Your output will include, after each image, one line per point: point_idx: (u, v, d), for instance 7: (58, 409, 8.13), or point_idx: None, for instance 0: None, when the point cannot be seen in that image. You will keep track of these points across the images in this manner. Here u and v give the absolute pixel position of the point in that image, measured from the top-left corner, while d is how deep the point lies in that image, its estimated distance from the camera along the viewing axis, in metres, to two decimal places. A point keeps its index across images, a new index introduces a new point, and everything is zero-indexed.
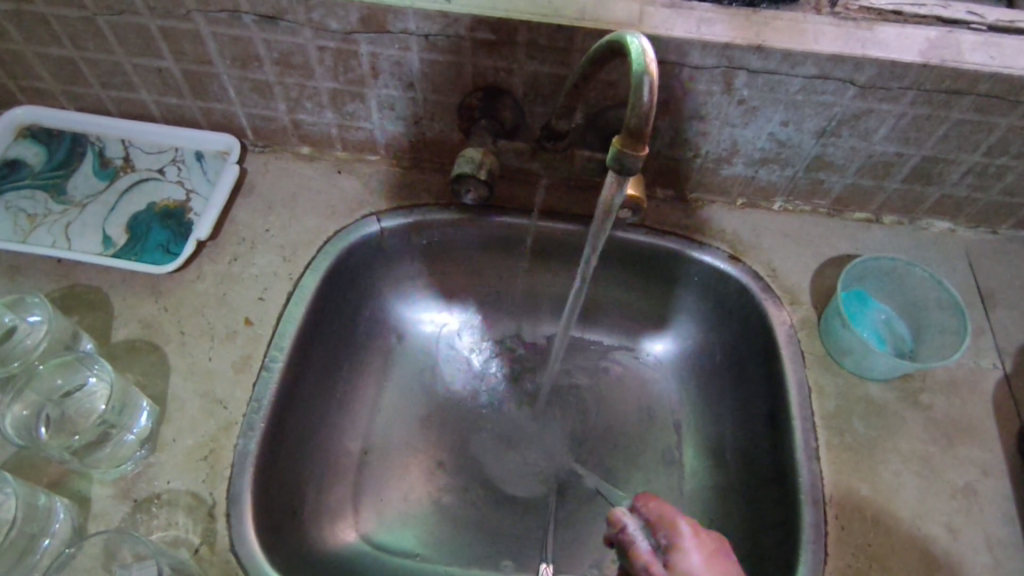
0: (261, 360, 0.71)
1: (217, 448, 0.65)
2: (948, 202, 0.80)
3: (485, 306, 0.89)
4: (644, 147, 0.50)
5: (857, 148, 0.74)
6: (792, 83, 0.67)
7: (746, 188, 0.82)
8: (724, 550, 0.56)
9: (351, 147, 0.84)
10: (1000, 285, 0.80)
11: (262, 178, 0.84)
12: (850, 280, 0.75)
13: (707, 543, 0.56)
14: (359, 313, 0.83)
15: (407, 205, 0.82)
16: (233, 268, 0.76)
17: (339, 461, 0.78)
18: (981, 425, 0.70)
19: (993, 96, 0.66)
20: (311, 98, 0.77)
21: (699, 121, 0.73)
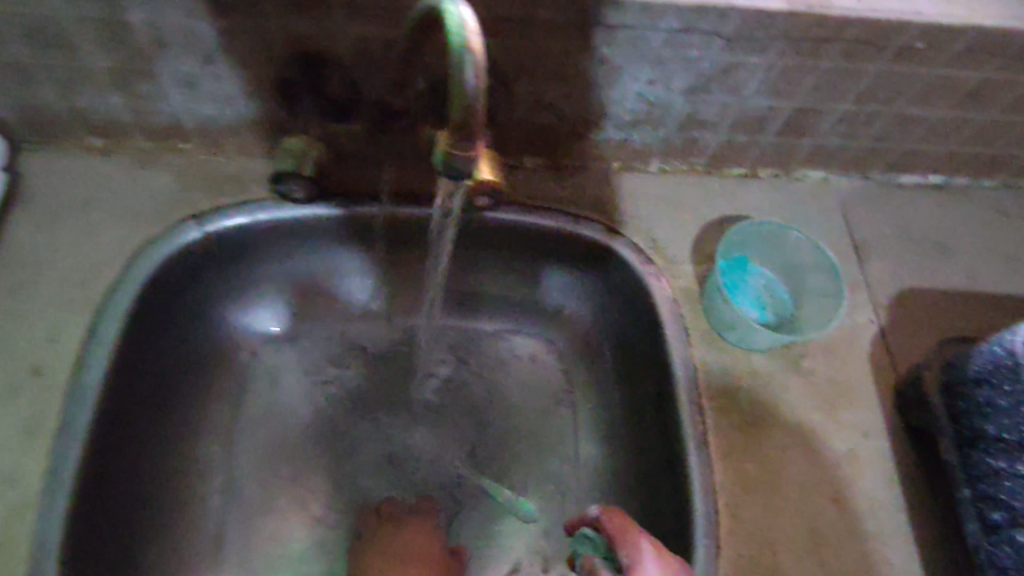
0: (58, 417, 0.58)
1: (10, 537, 0.53)
2: (821, 152, 0.77)
3: (347, 307, 0.78)
4: (479, 142, 0.41)
5: (729, 104, 0.68)
6: (655, 37, 0.59)
7: (620, 151, 0.75)
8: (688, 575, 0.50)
9: (155, 135, 0.69)
10: (873, 233, 0.79)
11: (43, 182, 0.67)
12: (730, 247, 0.71)
13: (672, 567, 0.50)
14: (191, 334, 0.71)
15: (232, 201, 0.68)
16: (13, 304, 0.61)
17: (184, 510, 0.67)
18: (862, 384, 0.69)
19: (862, 43, 0.61)
20: (87, 80, 0.61)
21: (560, 84, 0.64)
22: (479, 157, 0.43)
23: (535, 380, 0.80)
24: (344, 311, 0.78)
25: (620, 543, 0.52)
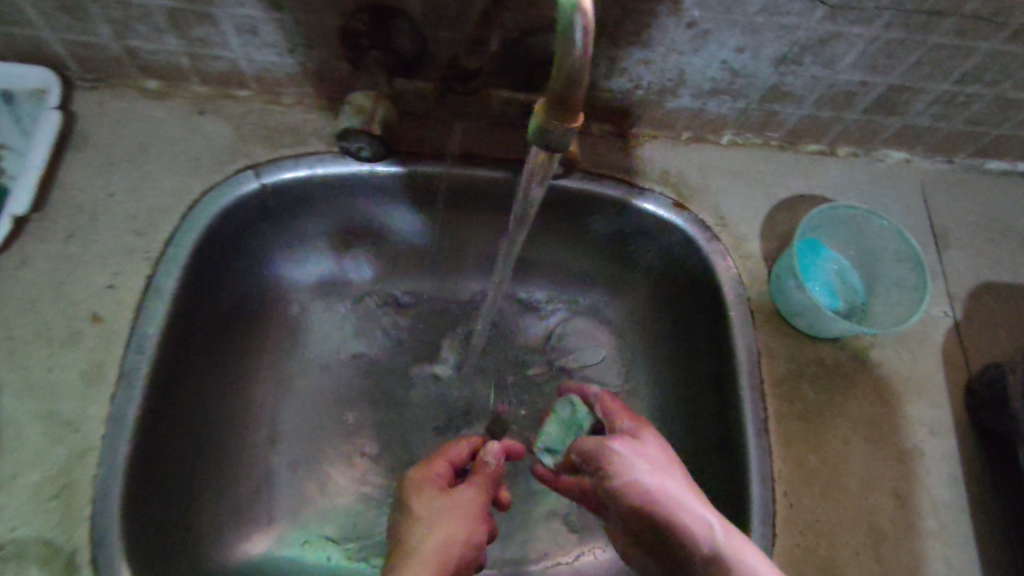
0: (118, 365, 0.57)
1: (72, 481, 0.54)
2: (908, 132, 0.72)
3: (401, 268, 0.78)
4: (577, 113, 0.39)
5: (819, 77, 0.64)
6: (752, 2, 0.54)
7: (693, 121, 0.71)
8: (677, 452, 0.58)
9: (212, 80, 0.66)
10: (955, 220, 0.75)
11: (97, 125, 0.65)
12: (806, 229, 0.67)
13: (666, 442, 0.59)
14: (245, 287, 0.70)
15: (290, 154, 0.66)
16: (69, 248, 0.60)
17: (234, 462, 0.67)
18: (932, 380, 0.67)
19: (979, 18, 0.56)
20: (143, 20, 0.58)
21: (640, 47, 0.60)
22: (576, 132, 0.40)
23: (585, 351, 0.78)
24: (387, 271, 0.77)
25: (618, 419, 0.60)
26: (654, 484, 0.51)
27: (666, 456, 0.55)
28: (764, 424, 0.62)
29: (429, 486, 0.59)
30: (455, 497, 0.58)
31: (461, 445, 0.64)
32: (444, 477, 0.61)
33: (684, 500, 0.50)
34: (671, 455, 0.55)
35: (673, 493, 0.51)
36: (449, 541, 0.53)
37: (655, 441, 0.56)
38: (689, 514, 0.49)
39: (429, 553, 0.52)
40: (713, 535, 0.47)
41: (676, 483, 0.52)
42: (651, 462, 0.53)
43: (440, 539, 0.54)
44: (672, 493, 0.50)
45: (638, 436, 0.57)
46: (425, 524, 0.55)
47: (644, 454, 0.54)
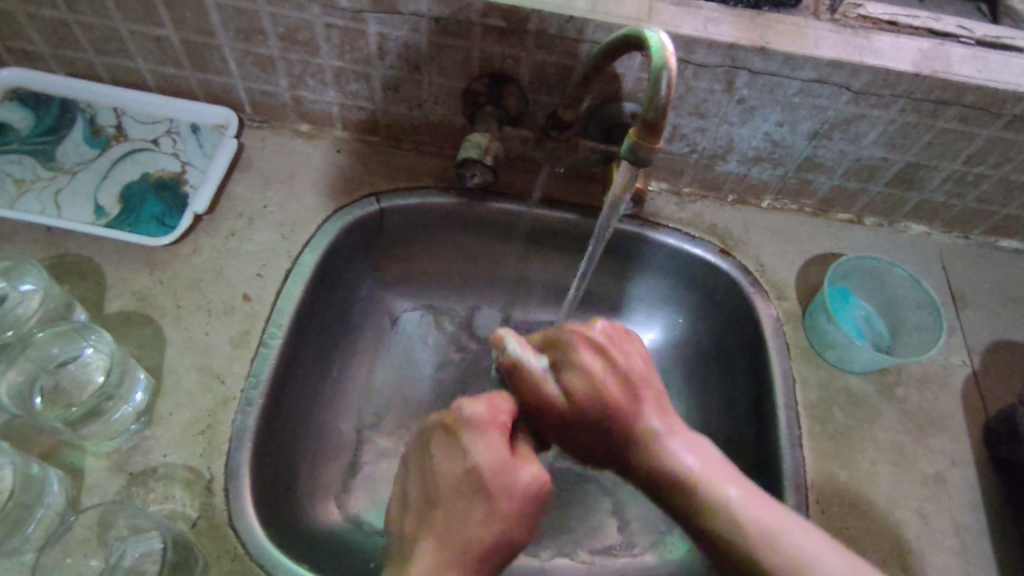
0: (259, 336, 0.71)
1: (215, 423, 0.65)
2: (927, 207, 0.84)
3: (479, 294, 0.90)
4: (662, 135, 0.54)
5: (847, 151, 0.77)
6: (791, 85, 0.69)
7: (738, 185, 0.85)
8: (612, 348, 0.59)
9: (350, 126, 0.83)
10: (971, 286, 0.85)
11: (259, 154, 0.83)
12: (835, 277, 0.80)
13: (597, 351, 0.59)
14: (354, 294, 0.83)
15: (407, 186, 0.82)
16: (230, 243, 0.76)
17: (331, 438, 0.76)
18: (952, 418, 0.75)
19: (978, 107, 0.69)
20: (314, 75, 0.76)
21: (699, 117, 0.75)
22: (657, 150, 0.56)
23: None
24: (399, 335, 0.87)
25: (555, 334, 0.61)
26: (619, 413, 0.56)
27: (623, 370, 0.58)
28: (797, 439, 0.71)
29: (492, 454, 0.52)
30: (522, 476, 0.52)
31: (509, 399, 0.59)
32: (506, 421, 0.55)
33: (647, 424, 0.56)
34: (628, 362, 0.58)
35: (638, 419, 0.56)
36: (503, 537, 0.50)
37: (605, 350, 0.59)
38: (654, 442, 0.55)
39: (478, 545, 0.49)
40: (675, 460, 0.54)
41: (636, 401, 0.57)
42: (609, 382, 0.57)
43: (495, 531, 0.50)
44: (634, 416, 0.56)
45: (576, 353, 0.59)
46: (484, 509, 0.51)
47: (596, 379, 0.57)
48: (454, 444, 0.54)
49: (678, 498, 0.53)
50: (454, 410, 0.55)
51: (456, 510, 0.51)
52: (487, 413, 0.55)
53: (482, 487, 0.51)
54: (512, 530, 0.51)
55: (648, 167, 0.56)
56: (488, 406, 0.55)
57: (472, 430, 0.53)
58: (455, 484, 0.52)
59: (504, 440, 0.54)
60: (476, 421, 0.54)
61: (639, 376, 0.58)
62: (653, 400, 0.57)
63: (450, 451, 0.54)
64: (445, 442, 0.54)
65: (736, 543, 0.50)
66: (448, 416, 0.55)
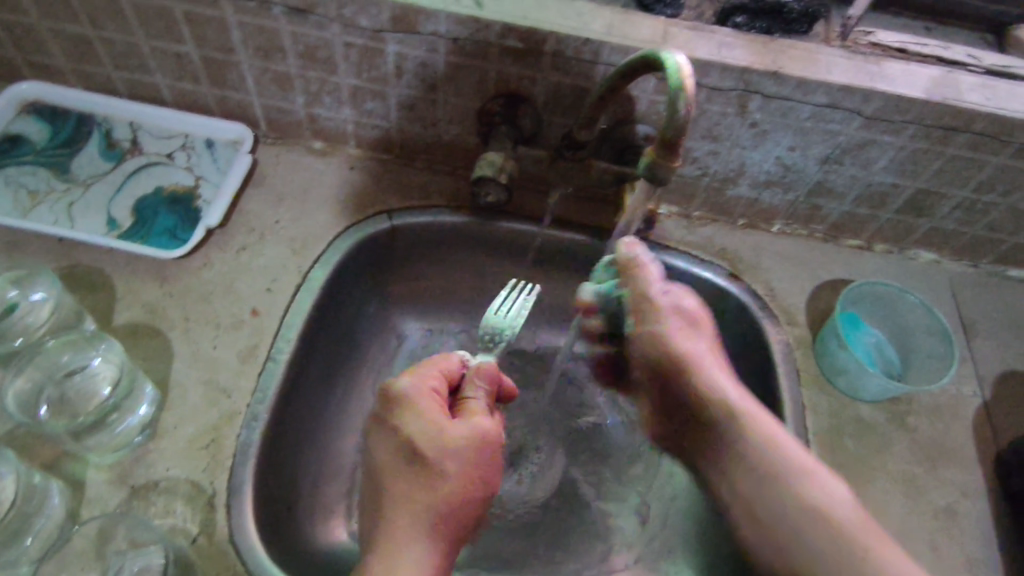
0: (267, 351, 0.70)
1: (220, 437, 0.64)
2: (936, 235, 0.84)
3: (486, 315, 0.89)
4: (679, 154, 0.54)
5: (857, 177, 0.77)
6: (803, 110, 0.70)
7: (749, 209, 0.85)
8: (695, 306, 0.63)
9: (364, 144, 0.84)
10: (981, 315, 0.84)
11: (272, 170, 0.83)
12: (846, 303, 0.79)
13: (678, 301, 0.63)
14: (362, 311, 0.83)
15: (418, 204, 0.82)
16: (241, 257, 0.76)
17: (334, 457, 0.75)
18: (964, 448, 0.74)
19: (988, 136, 0.70)
20: (330, 93, 0.77)
21: (711, 141, 0.75)
22: (674, 169, 0.56)
23: None
24: (397, 355, 0.86)
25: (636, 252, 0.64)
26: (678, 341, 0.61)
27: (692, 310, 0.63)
28: None
29: (424, 424, 0.54)
30: (456, 440, 0.53)
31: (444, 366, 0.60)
32: (437, 391, 0.57)
33: (703, 357, 0.61)
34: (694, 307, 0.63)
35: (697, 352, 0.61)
36: (461, 496, 0.53)
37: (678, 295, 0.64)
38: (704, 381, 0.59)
39: (427, 512, 0.52)
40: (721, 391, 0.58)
41: (694, 351, 0.61)
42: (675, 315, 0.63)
43: (451, 493, 0.52)
44: (681, 355, 0.61)
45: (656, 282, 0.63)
46: (424, 474, 0.52)
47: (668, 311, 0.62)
48: (383, 422, 0.55)
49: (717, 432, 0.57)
50: (384, 390, 0.56)
51: (398, 483, 0.53)
52: (415, 388, 0.56)
53: (417, 456, 0.53)
54: (471, 495, 0.53)
55: (665, 186, 0.57)
56: (414, 380, 0.57)
57: (404, 401, 0.55)
58: (390, 458, 0.54)
59: (438, 407, 0.55)
60: (401, 397, 0.55)
61: (701, 320, 0.63)
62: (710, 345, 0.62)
63: (382, 430, 0.55)
64: (378, 421, 0.56)
65: (763, 479, 0.53)
66: (378, 402, 0.56)
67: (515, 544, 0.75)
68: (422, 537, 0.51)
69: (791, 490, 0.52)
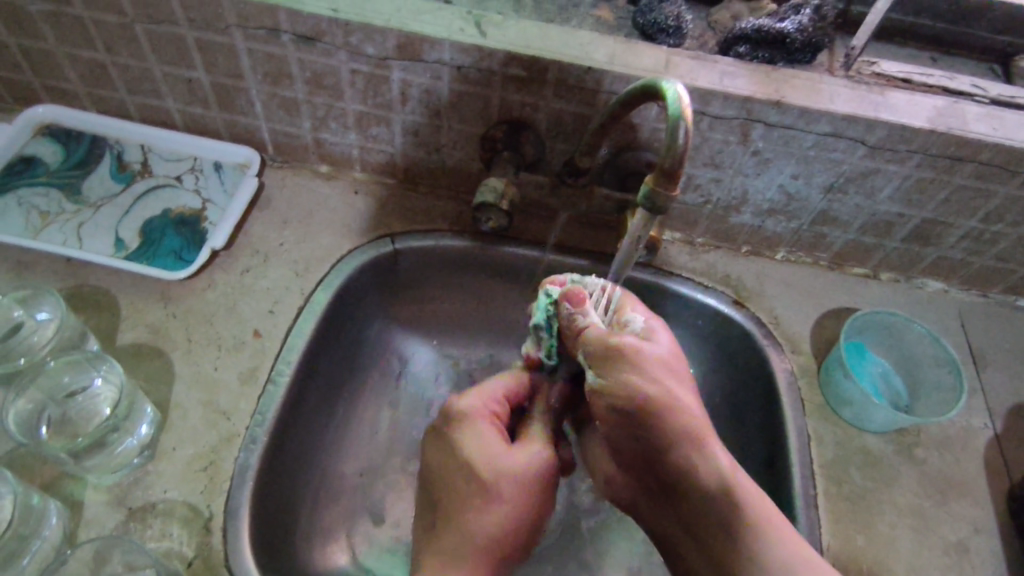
0: (268, 373, 0.70)
1: (218, 460, 0.64)
2: (943, 264, 0.83)
3: (489, 338, 0.89)
4: (678, 183, 0.54)
5: (862, 206, 0.77)
6: (806, 139, 0.70)
7: (753, 236, 0.84)
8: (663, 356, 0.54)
9: (369, 168, 0.85)
10: (991, 345, 0.83)
11: (279, 193, 0.84)
12: (851, 331, 0.78)
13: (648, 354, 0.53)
14: (364, 334, 0.83)
15: (422, 229, 0.82)
16: (245, 279, 0.77)
17: (333, 481, 0.75)
18: (974, 482, 0.72)
19: (994, 165, 0.69)
20: (337, 118, 0.78)
21: (713, 168, 0.76)
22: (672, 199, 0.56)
23: None
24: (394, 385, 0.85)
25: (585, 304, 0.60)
26: (668, 402, 0.50)
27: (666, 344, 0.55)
28: (813, 499, 0.69)
29: (479, 440, 0.55)
30: (509, 462, 0.54)
31: (512, 386, 0.62)
32: (496, 413, 0.59)
33: (695, 413, 0.51)
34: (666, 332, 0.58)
35: (683, 414, 0.51)
36: (503, 525, 0.52)
37: (654, 346, 0.54)
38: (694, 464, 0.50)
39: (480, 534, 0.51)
40: (713, 456, 0.50)
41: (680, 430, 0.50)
42: (658, 366, 0.53)
43: (492, 522, 0.51)
44: (663, 434, 0.50)
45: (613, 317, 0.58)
46: (477, 488, 0.52)
47: (647, 365, 0.52)
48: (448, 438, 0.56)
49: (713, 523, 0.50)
50: (443, 410, 0.58)
51: (456, 504, 0.53)
52: (473, 406, 0.58)
53: (472, 474, 0.53)
54: (520, 516, 0.52)
55: (663, 214, 0.57)
56: (475, 399, 0.59)
57: (461, 422, 0.57)
58: (447, 479, 0.54)
59: (494, 427, 0.57)
60: (462, 415, 0.57)
61: (677, 368, 0.54)
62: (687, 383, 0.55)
63: (447, 449, 0.56)
64: (446, 440, 0.56)
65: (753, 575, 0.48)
66: (438, 418, 0.58)
67: (514, 573, 0.74)
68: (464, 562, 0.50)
69: (762, 556, 0.49)
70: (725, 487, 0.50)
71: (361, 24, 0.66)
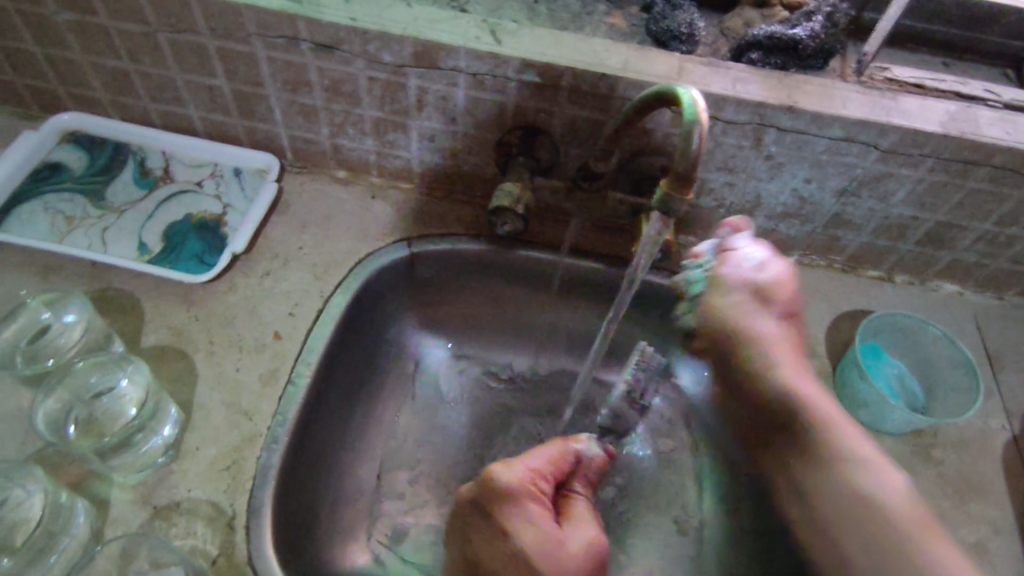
0: (288, 374, 0.72)
1: (240, 459, 0.66)
2: (958, 267, 0.83)
3: (503, 341, 0.90)
4: (692, 187, 0.55)
5: (876, 210, 0.77)
6: (819, 143, 0.70)
7: (766, 240, 0.85)
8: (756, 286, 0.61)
9: (386, 173, 0.86)
10: (1006, 348, 0.83)
11: (297, 198, 0.86)
12: (865, 333, 0.78)
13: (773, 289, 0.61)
14: (381, 336, 0.84)
15: (438, 233, 0.84)
16: (265, 282, 0.78)
17: (352, 481, 0.76)
18: (990, 484, 0.72)
19: (1009, 168, 0.69)
20: (354, 125, 0.80)
21: (726, 172, 0.76)
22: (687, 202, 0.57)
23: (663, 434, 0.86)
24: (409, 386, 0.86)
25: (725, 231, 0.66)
26: (751, 330, 0.59)
27: (782, 279, 0.62)
28: None
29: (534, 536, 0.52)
30: (569, 554, 0.52)
31: (548, 461, 0.60)
32: (540, 492, 0.57)
33: (784, 348, 0.59)
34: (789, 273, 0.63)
35: (762, 336, 0.59)
36: None
37: (751, 274, 0.62)
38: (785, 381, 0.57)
39: None
40: (809, 394, 0.56)
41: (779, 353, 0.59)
42: (755, 299, 0.61)
43: None
44: (749, 350, 0.59)
45: (763, 253, 0.63)
46: None
47: (746, 292, 0.61)
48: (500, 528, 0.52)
49: (780, 422, 0.57)
50: (486, 483, 0.55)
51: None
52: (522, 488, 0.55)
53: (533, 567, 0.50)
54: None
55: (678, 218, 0.58)
56: (520, 478, 0.56)
57: (510, 504, 0.54)
58: (499, 569, 0.51)
59: (545, 512, 0.55)
60: (513, 495, 0.54)
61: (769, 294, 0.61)
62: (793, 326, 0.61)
63: (498, 542, 0.52)
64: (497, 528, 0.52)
65: (838, 487, 0.52)
66: (473, 492, 0.55)
67: None
68: None
69: (827, 460, 0.53)
70: (816, 418, 0.55)
71: (379, 33, 0.68)
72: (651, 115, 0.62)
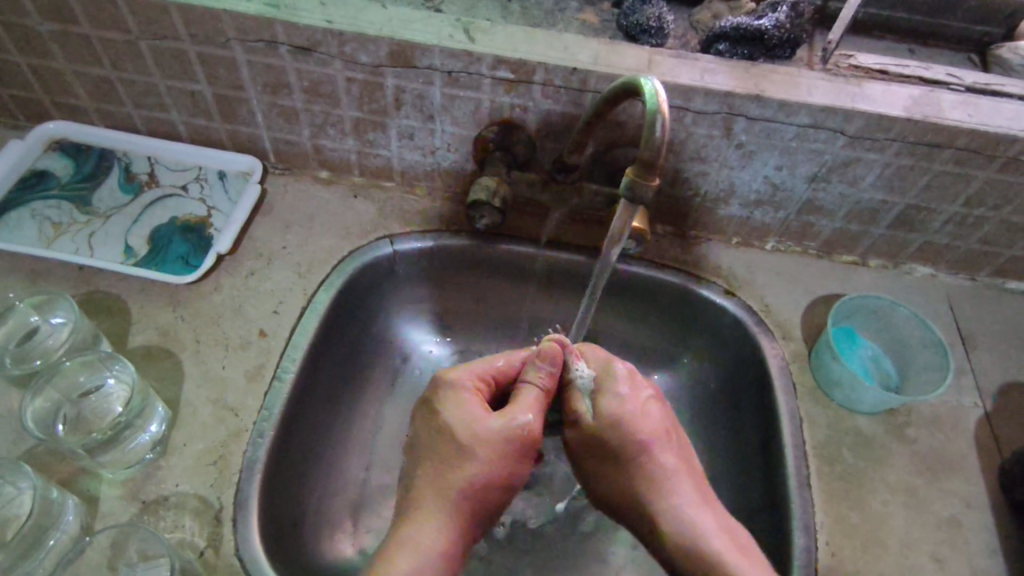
0: (274, 370, 0.73)
1: (227, 454, 0.67)
2: (930, 249, 0.85)
3: (488, 333, 0.91)
4: (657, 174, 0.57)
5: (846, 195, 0.79)
6: (787, 130, 0.72)
7: (742, 228, 0.86)
8: (649, 406, 0.67)
9: (368, 172, 0.87)
10: (980, 328, 0.85)
11: (281, 199, 0.87)
12: (839, 316, 0.80)
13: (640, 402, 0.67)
14: (367, 332, 0.85)
15: (419, 229, 0.85)
16: (250, 281, 0.79)
17: (338, 474, 0.77)
18: (964, 460, 0.74)
19: (972, 150, 0.71)
20: (334, 125, 0.81)
21: (699, 162, 0.78)
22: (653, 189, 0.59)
23: None
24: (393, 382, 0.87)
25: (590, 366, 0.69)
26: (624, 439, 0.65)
27: (626, 413, 0.66)
28: (806, 479, 0.71)
29: (514, 443, 0.61)
30: (485, 428, 0.61)
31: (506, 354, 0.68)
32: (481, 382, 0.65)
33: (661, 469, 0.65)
34: (631, 396, 0.67)
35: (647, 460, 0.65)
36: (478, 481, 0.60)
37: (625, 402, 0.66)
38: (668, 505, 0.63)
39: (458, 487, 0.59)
40: (679, 511, 0.63)
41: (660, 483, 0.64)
42: (612, 436, 0.65)
43: (467, 479, 0.59)
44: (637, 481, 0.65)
45: (612, 393, 0.67)
46: (459, 458, 0.60)
47: (627, 417, 0.65)
48: (445, 430, 0.61)
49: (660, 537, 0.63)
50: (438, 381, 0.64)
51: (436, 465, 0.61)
52: (463, 381, 0.64)
53: (452, 440, 0.61)
54: (495, 472, 0.60)
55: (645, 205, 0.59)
56: (464, 372, 0.65)
57: (448, 391, 0.63)
58: (433, 446, 0.62)
59: (476, 397, 0.63)
60: (453, 386, 0.63)
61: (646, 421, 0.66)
62: (662, 435, 0.66)
63: (442, 444, 0.61)
64: (493, 437, 0.60)
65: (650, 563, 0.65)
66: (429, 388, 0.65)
67: (518, 560, 0.75)
68: (440, 514, 0.59)
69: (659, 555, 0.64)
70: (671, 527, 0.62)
71: (354, 34, 0.69)
72: (620, 106, 0.63)
